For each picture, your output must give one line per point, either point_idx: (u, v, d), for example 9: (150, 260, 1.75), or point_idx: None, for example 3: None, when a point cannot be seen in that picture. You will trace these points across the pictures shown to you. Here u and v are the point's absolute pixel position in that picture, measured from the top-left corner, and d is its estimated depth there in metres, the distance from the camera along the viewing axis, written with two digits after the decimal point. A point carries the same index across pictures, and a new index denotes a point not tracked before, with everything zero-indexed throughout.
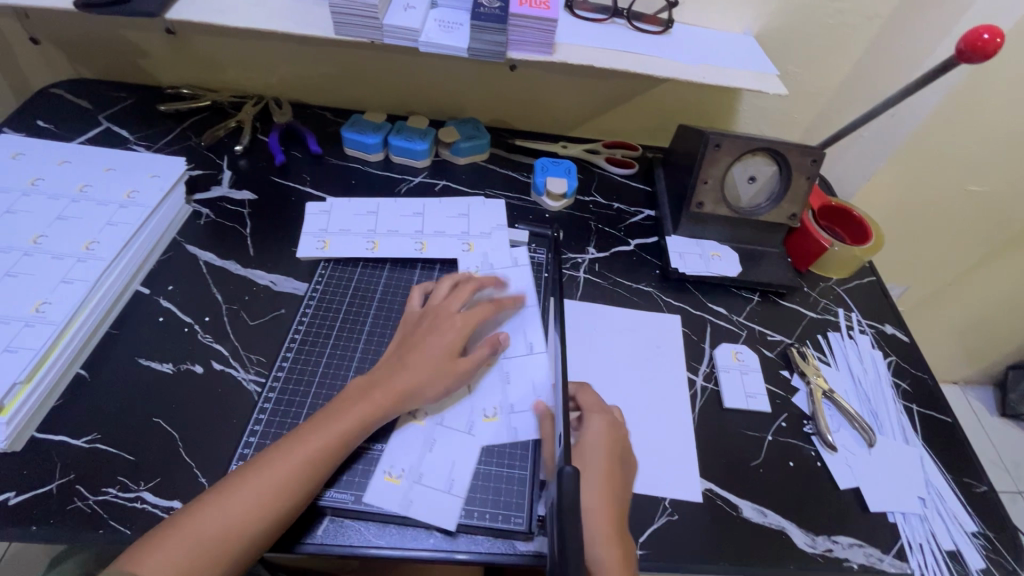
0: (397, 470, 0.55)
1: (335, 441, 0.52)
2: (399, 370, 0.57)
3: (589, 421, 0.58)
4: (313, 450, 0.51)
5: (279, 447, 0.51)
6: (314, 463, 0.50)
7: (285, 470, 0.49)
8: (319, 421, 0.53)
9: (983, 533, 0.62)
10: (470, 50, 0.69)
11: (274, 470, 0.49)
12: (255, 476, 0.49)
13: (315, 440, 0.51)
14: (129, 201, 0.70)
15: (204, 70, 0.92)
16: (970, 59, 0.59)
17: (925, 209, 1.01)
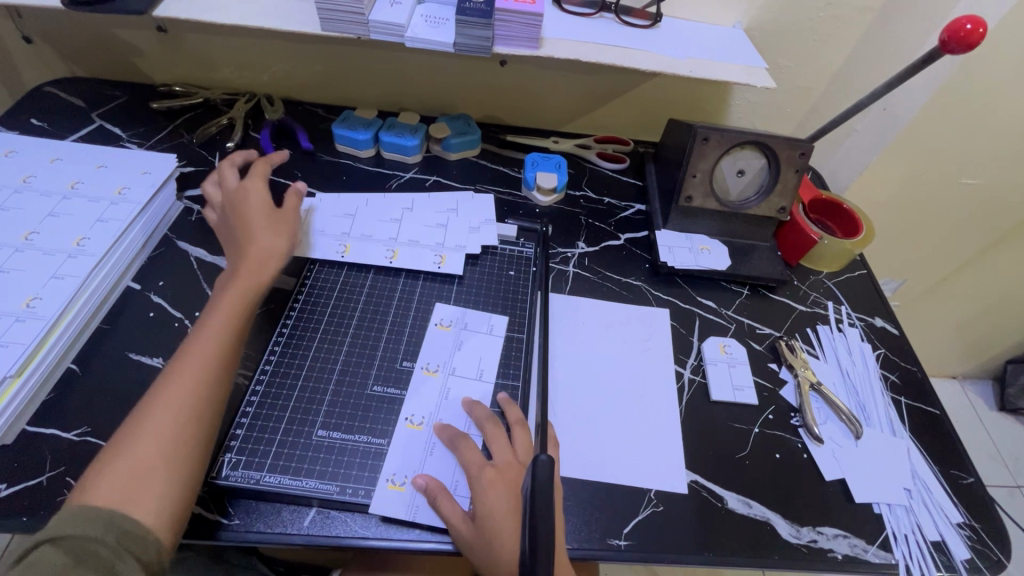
0: (400, 478, 0.55)
1: (221, 334, 0.56)
2: (249, 250, 0.63)
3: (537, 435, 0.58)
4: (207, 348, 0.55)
5: (179, 360, 0.54)
6: (215, 354, 0.55)
7: (189, 369, 0.53)
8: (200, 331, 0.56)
9: (969, 524, 0.62)
10: (456, 45, 0.69)
11: (180, 372, 0.52)
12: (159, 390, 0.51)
13: (202, 341, 0.55)
14: (120, 197, 0.71)
15: (196, 68, 0.93)
16: (954, 51, 0.59)
17: (918, 202, 1.01)
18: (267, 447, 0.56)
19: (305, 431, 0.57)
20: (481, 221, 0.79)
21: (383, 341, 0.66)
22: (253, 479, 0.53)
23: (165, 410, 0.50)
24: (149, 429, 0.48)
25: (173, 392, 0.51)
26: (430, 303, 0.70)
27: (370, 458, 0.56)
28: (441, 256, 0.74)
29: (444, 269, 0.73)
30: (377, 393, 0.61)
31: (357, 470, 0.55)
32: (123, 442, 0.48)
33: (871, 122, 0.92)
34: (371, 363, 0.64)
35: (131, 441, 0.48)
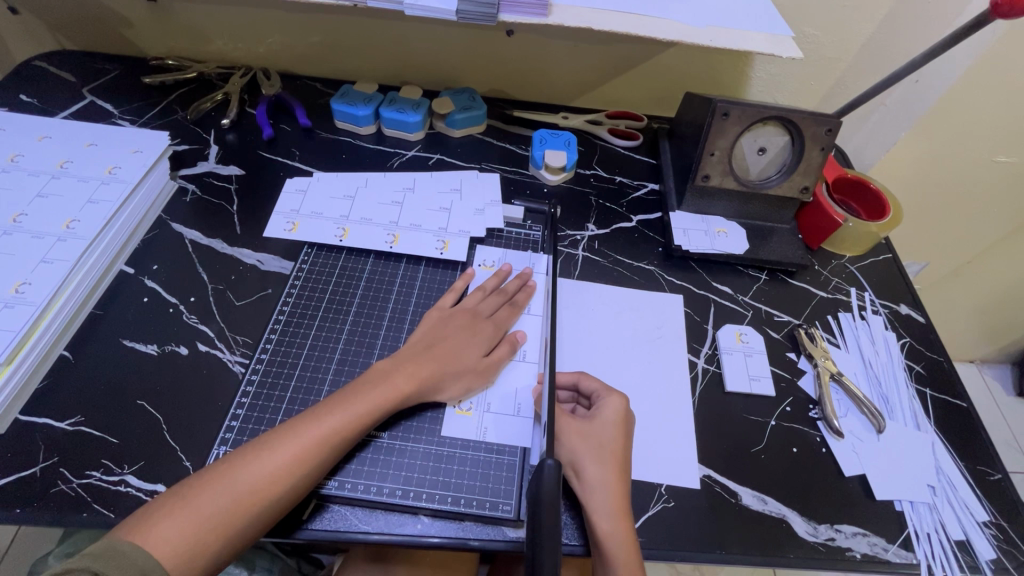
0: (466, 404, 0.58)
1: (387, 406, 0.53)
2: (441, 358, 0.57)
3: (606, 401, 0.56)
4: (348, 417, 0.50)
5: (305, 416, 0.50)
6: (347, 430, 0.50)
7: (313, 435, 0.49)
8: (375, 386, 0.53)
9: (994, 522, 0.59)
10: (459, 13, 0.64)
11: (303, 437, 0.49)
12: (277, 447, 0.48)
13: (362, 407, 0.51)
14: (110, 177, 0.68)
15: (189, 40, 0.89)
16: (1007, 15, 0.53)
17: (949, 182, 0.95)
18: None
19: None
20: (485, 202, 0.75)
21: (383, 329, 0.63)
22: None
23: (270, 470, 0.46)
24: (257, 478, 0.46)
25: (289, 455, 0.47)
26: (432, 290, 0.67)
27: (369, 451, 0.54)
28: (443, 241, 0.70)
29: (446, 255, 0.69)
30: None
31: (355, 463, 0.53)
32: (229, 471, 0.46)
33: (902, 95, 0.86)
34: (372, 352, 0.61)
35: (237, 476, 0.46)
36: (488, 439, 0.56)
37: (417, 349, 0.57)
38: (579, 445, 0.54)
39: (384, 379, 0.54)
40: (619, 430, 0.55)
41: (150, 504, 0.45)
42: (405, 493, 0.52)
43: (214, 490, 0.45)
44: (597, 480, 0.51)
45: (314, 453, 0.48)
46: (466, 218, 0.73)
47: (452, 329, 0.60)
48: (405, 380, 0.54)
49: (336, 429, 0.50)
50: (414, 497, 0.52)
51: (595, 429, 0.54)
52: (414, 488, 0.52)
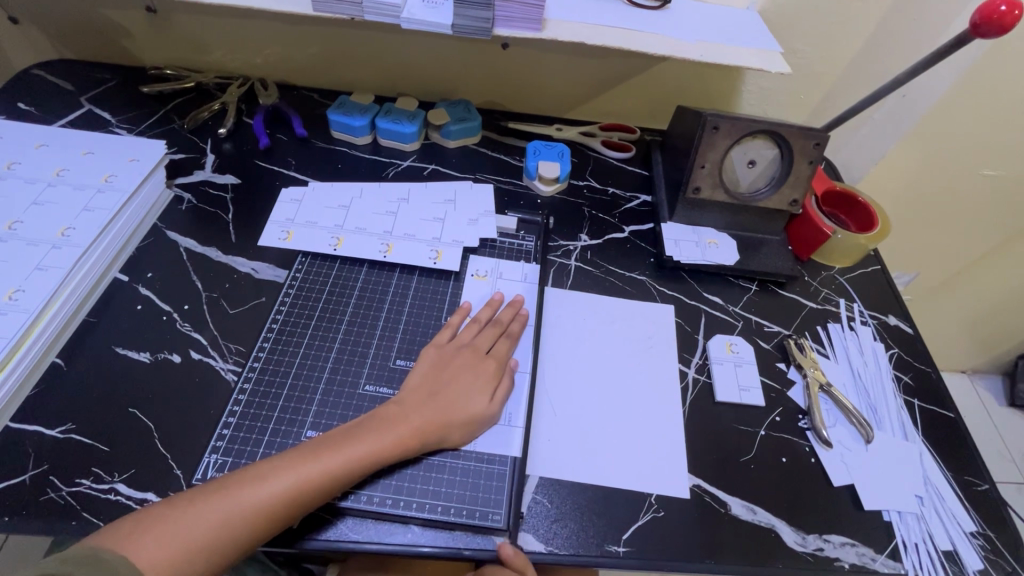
0: None
1: (385, 453, 0.52)
2: (444, 404, 0.56)
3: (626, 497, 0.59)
4: (345, 459, 0.50)
5: (305, 447, 0.50)
6: (343, 472, 0.50)
7: (311, 469, 0.49)
8: (377, 427, 0.53)
9: (982, 533, 0.60)
10: (455, 27, 0.65)
11: (301, 469, 0.48)
12: (268, 481, 0.47)
13: (362, 449, 0.51)
14: (106, 185, 0.69)
15: (187, 50, 0.90)
16: (985, 34, 0.55)
17: (936, 194, 0.97)
18: (256, 446, 0.55)
19: (295, 431, 0.56)
20: (478, 212, 0.76)
21: (376, 341, 0.63)
22: None
23: (263, 500, 0.46)
24: (242, 510, 0.46)
25: (284, 486, 0.47)
26: (425, 300, 0.68)
27: None
28: (437, 251, 0.71)
29: (439, 265, 0.70)
30: (368, 393, 0.59)
31: None
32: (220, 496, 0.46)
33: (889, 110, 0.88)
34: (364, 362, 0.62)
35: (223, 505, 0.46)
36: (480, 449, 0.56)
37: (421, 390, 0.57)
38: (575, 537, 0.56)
39: (387, 421, 0.53)
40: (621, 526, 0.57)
41: (135, 516, 0.45)
42: (396, 502, 0.52)
43: (205, 512, 0.45)
44: None
45: (310, 488, 0.48)
46: (460, 228, 0.74)
47: (455, 366, 0.59)
48: (408, 422, 0.54)
49: (331, 464, 0.49)
50: (405, 507, 0.52)
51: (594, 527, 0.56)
52: (404, 497, 0.52)
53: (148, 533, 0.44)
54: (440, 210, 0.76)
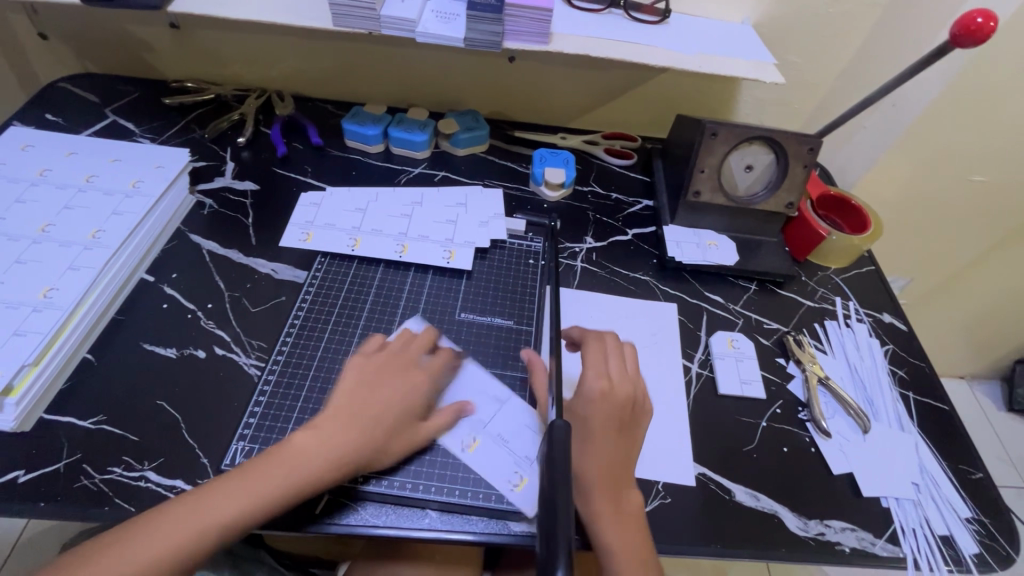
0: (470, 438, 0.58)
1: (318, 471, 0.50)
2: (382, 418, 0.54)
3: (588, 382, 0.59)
4: (280, 480, 0.49)
5: (239, 474, 0.49)
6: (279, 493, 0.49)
7: (245, 495, 0.48)
8: (303, 449, 0.51)
9: (976, 519, 0.62)
10: (467, 40, 0.69)
11: (235, 496, 0.48)
12: (200, 508, 0.47)
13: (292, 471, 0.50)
14: (134, 191, 0.72)
15: (208, 64, 0.94)
16: (965, 44, 0.58)
17: (928, 200, 1.01)
18: (281, 435, 0.57)
19: None
20: (488, 214, 0.79)
21: (392, 337, 0.66)
22: None
23: (195, 527, 0.46)
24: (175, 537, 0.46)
25: (217, 511, 0.47)
26: (439, 296, 0.70)
27: None
28: (449, 251, 0.74)
29: (452, 264, 0.73)
30: None
31: None
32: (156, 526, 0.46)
33: (881, 119, 0.92)
34: None
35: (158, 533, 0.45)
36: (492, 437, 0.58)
37: (352, 404, 0.54)
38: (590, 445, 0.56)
39: (318, 437, 0.52)
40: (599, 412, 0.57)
41: (84, 548, 0.45)
42: (414, 486, 0.54)
43: (140, 543, 0.45)
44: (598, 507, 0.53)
45: (245, 510, 0.48)
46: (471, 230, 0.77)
47: (387, 376, 0.57)
48: (344, 435, 0.52)
49: (266, 485, 0.49)
50: (423, 491, 0.54)
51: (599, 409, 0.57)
52: (422, 481, 0.55)
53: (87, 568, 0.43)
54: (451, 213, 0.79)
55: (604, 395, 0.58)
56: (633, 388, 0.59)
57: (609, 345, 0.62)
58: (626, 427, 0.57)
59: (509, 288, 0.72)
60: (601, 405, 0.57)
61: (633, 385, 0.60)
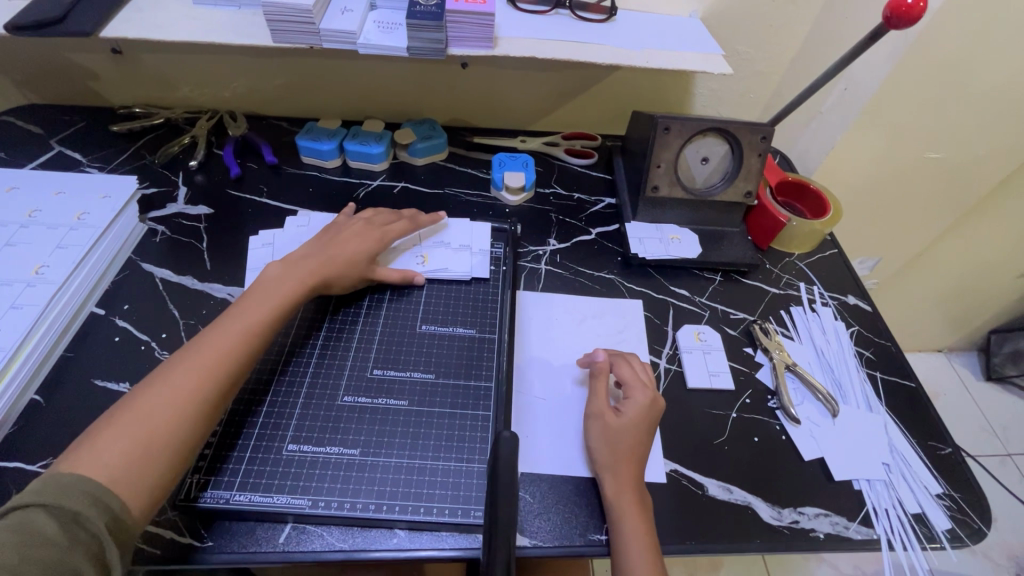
0: (424, 253, 0.74)
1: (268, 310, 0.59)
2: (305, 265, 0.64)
3: (634, 394, 0.60)
4: (219, 337, 0.55)
5: (210, 333, 0.56)
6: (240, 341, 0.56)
7: (223, 342, 0.55)
8: (245, 308, 0.59)
9: (947, 494, 0.62)
10: (410, 49, 0.68)
11: (216, 346, 0.54)
12: (196, 359, 0.53)
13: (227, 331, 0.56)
14: (79, 223, 0.70)
15: (156, 88, 0.92)
16: (898, 25, 0.59)
17: (887, 180, 1.02)
18: (239, 464, 0.54)
19: (276, 447, 0.56)
20: (462, 230, 0.77)
21: (353, 353, 0.64)
22: (224, 499, 0.52)
23: (196, 379, 0.51)
24: (181, 384, 0.51)
25: (191, 377, 0.51)
26: (399, 310, 0.69)
27: (341, 469, 0.54)
28: (423, 255, 0.74)
29: (428, 266, 0.73)
30: (347, 404, 0.59)
31: (329, 482, 0.54)
32: (157, 388, 0.50)
33: (835, 102, 0.93)
34: (342, 374, 0.62)
35: (159, 393, 0.50)
36: (457, 447, 0.57)
37: (304, 262, 0.64)
38: (620, 450, 0.57)
39: (232, 315, 0.58)
40: (642, 419, 0.58)
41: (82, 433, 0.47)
42: (378, 507, 0.52)
43: (139, 410, 0.48)
44: (631, 529, 0.52)
45: (224, 363, 0.53)
46: (430, 252, 0.75)
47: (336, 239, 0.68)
48: (296, 274, 0.63)
49: (235, 344, 0.55)
50: (388, 511, 0.52)
51: (629, 432, 0.58)
52: (387, 501, 0.53)
53: (95, 437, 0.46)
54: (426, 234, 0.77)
55: (648, 403, 0.60)
56: (661, 400, 0.62)
57: (637, 363, 0.64)
58: (653, 435, 0.59)
59: (472, 299, 0.71)
60: (646, 412, 0.59)
61: (664, 398, 0.62)
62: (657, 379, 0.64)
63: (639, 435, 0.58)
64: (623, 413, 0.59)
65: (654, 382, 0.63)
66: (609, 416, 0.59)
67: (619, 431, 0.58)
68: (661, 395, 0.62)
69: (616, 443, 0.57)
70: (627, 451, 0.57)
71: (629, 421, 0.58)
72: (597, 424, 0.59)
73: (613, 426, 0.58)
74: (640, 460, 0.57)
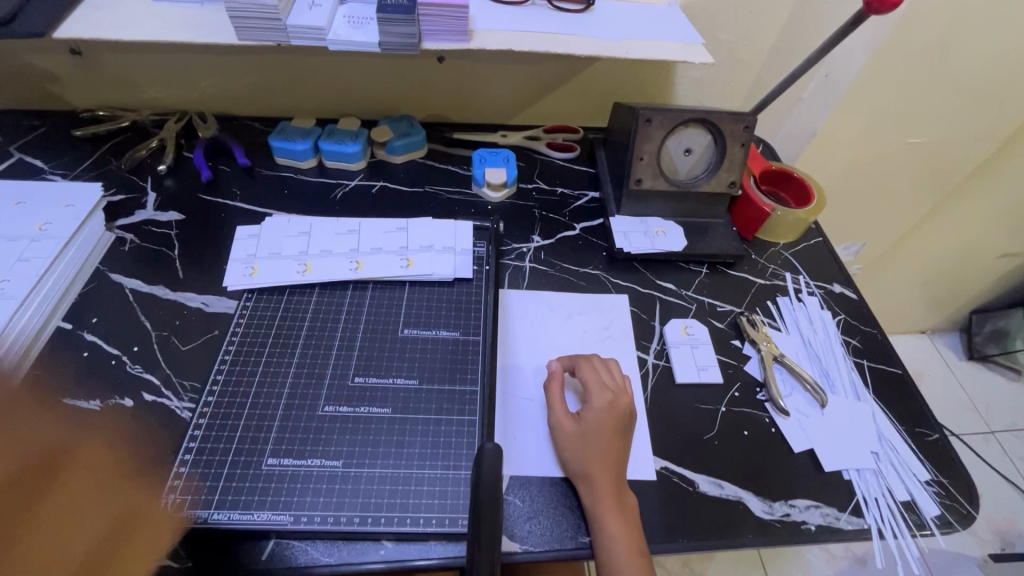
0: (409, 258, 0.72)
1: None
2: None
3: (592, 396, 0.59)
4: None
5: None
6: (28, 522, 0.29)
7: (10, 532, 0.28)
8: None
9: (936, 480, 0.62)
10: (382, 45, 0.66)
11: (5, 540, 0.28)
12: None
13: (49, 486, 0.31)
14: (41, 234, 0.67)
15: (120, 90, 0.89)
16: (878, 10, 0.58)
17: (869, 165, 1.02)
18: (216, 481, 0.53)
19: (254, 462, 0.54)
20: (443, 230, 0.76)
21: (332, 361, 0.62)
22: (201, 518, 0.50)
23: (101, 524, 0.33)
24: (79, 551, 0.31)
25: None
26: (379, 315, 0.67)
27: (324, 481, 0.53)
28: (407, 259, 0.72)
29: (411, 271, 0.71)
30: (328, 414, 0.58)
31: (311, 495, 0.52)
32: None
33: (816, 89, 0.92)
34: (321, 383, 0.60)
35: None
36: (442, 453, 0.56)
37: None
38: (586, 454, 0.56)
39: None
40: (605, 420, 0.57)
41: None
42: (363, 519, 0.51)
43: None
44: (617, 531, 0.51)
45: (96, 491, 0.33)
46: (413, 256, 0.72)
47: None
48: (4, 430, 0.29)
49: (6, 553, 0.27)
50: (373, 523, 0.51)
51: (592, 436, 0.57)
52: (372, 513, 0.51)
53: None
54: (411, 237, 0.75)
55: (607, 405, 0.59)
56: (629, 397, 0.61)
57: (598, 363, 0.63)
58: (623, 436, 0.58)
59: (455, 301, 0.70)
60: (604, 416, 0.58)
61: (629, 395, 0.61)
62: (623, 374, 0.63)
63: (604, 437, 0.57)
64: (582, 419, 0.58)
65: (619, 379, 0.62)
66: (567, 425, 0.58)
67: (581, 437, 0.57)
68: (626, 393, 0.61)
69: (580, 451, 0.56)
70: (595, 453, 0.56)
71: (590, 425, 0.57)
72: (560, 431, 0.58)
73: (574, 435, 0.57)
74: (610, 463, 0.55)
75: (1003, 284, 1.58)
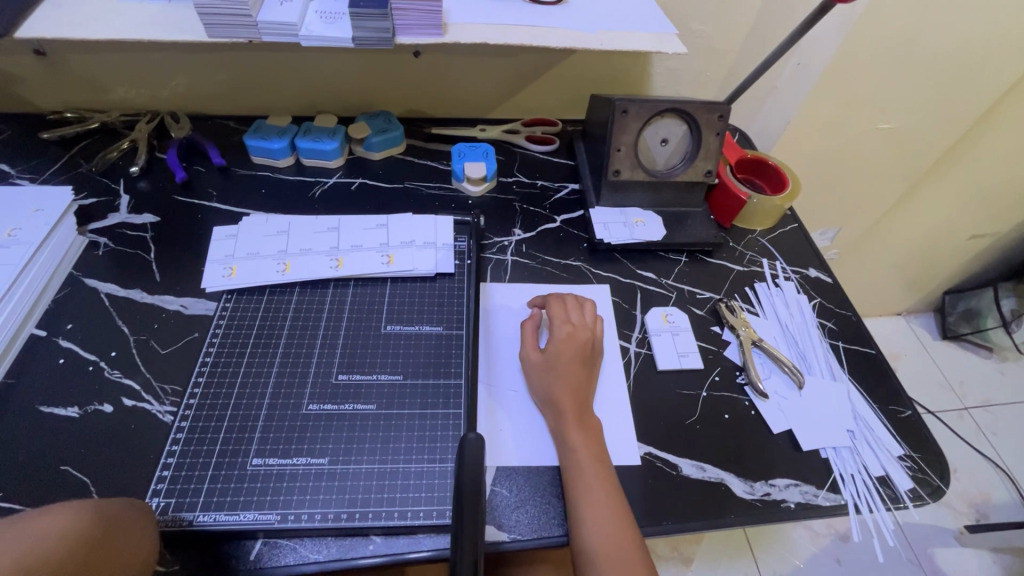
0: (390, 254, 0.72)
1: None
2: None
3: (555, 329, 0.64)
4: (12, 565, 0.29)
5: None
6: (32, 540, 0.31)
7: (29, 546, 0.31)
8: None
9: (909, 455, 0.64)
10: (355, 40, 0.65)
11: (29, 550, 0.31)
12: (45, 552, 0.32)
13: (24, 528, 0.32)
14: (9, 240, 0.65)
15: (88, 91, 0.87)
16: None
17: (842, 151, 1.04)
18: (201, 482, 0.52)
19: (240, 462, 0.54)
20: (424, 226, 0.75)
21: (316, 358, 0.62)
22: (186, 520, 0.50)
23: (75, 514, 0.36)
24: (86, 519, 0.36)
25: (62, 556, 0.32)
26: (361, 311, 0.67)
27: (311, 480, 0.53)
28: (388, 255, 0.72)
29: (393, 267, 0.71)
30: (313, 412, 0.58)
31: (298, 493, 0.52)
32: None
33: (789, 78, 0.94)
34: (306, 381, 0.60)
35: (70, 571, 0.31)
36: (428, 447, 0.56)
37: None
38: (547, 381, 0.61)
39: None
40: (568, 349, 0.62)
41: None
42: (352, 516, 0.51)
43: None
44: (602, 506, 0.53)
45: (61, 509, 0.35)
46: (394, 252, 0.72)
47: None
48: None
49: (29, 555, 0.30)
50: (361, 519, 0.51)
51: (554, 366, 0.61)
52: (360, 509, 0.52)
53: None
54: (392, 234, 0.74)
55: (569, 336, 0.64)
56: (592, 332, 0.65)
57: (569, 301, 0.69)
58: (587, 362, 0.63)
59: (438, 296, 0.70)
60: (566, 345, 0.63)
61: (592, 329, 0.65)
62: (594, 313, 0.68)
63: (566, 364, 0.61)
64: (546, 351, 0.63)
65: (587, 318, 0.67)
66: (533, 357, 0.63)
67: (544, 367, 0.62)
68: (589, 328, 0.65)
69: (544, 377, 0.61)
70: (558, 380, 0.60)
71: (552, 354, 0.62)
72: (527, 363, 0.63)
73: (538, 365, 0.62)
74: (571, 387, 0.60)
75: (974, 264, 1.62)
